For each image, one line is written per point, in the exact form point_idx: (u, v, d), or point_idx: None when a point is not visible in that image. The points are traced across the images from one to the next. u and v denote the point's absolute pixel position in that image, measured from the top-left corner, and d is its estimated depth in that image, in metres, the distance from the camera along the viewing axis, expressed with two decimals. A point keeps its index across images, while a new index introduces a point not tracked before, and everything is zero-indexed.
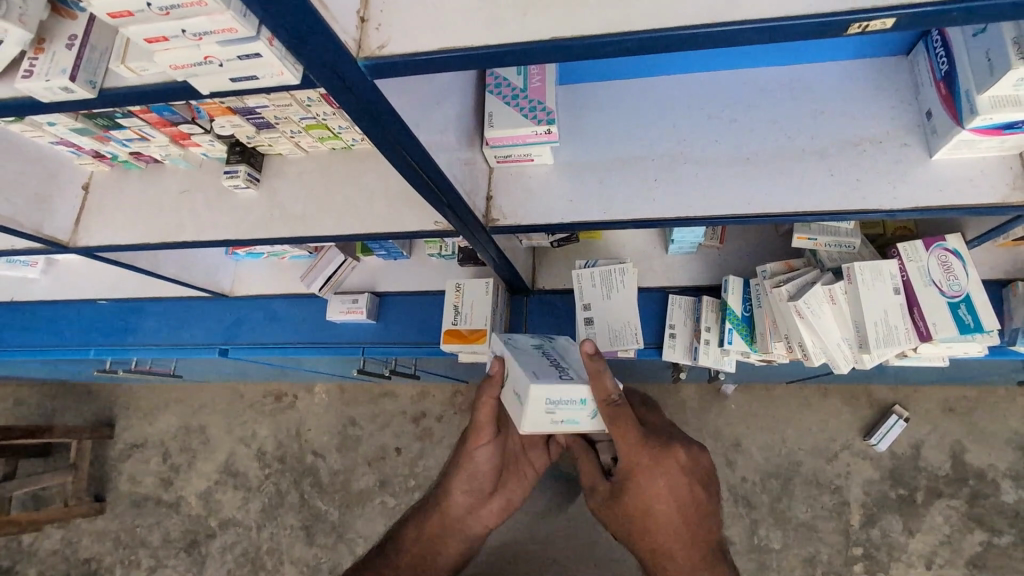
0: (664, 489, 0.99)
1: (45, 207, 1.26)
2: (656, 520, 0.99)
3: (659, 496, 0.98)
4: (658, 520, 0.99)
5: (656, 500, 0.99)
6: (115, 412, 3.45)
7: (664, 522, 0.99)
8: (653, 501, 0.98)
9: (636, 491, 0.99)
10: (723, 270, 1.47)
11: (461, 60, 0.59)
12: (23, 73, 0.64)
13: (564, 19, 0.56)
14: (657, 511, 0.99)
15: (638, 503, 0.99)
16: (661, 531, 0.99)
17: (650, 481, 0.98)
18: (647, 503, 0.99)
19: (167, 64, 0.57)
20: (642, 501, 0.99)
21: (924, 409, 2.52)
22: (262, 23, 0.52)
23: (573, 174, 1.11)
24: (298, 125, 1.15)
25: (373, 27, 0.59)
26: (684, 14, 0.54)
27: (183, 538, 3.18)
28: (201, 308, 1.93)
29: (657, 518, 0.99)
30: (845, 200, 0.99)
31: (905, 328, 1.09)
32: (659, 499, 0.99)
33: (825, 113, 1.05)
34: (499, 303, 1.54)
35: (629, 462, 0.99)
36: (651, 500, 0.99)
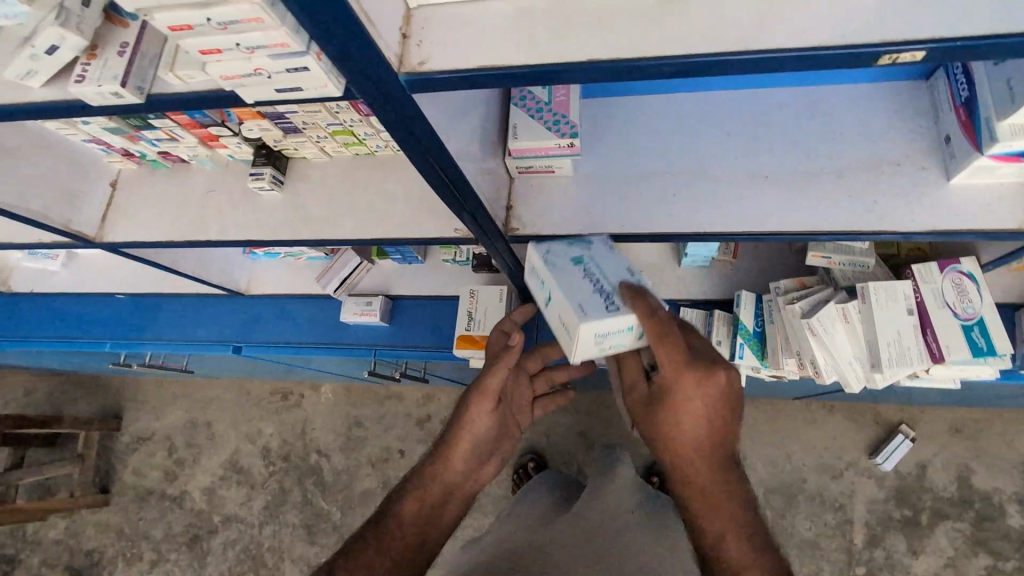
0: (703, 413, 0.92)
1: (73, 203, 1.30)
2: (688, 448, 0.94)
3: (694, 421, 0.92)
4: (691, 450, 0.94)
5: (693, 426, 0.93)
6: (123, 405, 3.48)
7: (697, 452, 0.93)
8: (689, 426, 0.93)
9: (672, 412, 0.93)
10: (735, 285, 1.48)
11: (497, 78, 0.61)
12: (76, 77, 0.68)
13: (599, 41, 0.58)
14: (691, 438, 0.93)
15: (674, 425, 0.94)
16: (693, 464, 0.93)
17: (686, 400, 0.91)
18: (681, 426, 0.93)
19: (218, 74, 0.59)
20: (678, 424, 0.93)
21: (931, 430, 2.51)
22: (313, 39, 0.54)
23: (593, 186, 1.13)
24: (324, 130, 1.17)
25: (414, 43, 0.62)
26: (717, 41, 0.56)
27: (185, 532, 3.20)
28: (216, 305, 1.96)
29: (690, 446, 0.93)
30: (861, 221, 1.00)
31: (918, 349, 1.10)
32: (693, 426, 0.93)
33: (843, 134, 1.06)
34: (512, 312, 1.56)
35: (669, 381, 0.93)
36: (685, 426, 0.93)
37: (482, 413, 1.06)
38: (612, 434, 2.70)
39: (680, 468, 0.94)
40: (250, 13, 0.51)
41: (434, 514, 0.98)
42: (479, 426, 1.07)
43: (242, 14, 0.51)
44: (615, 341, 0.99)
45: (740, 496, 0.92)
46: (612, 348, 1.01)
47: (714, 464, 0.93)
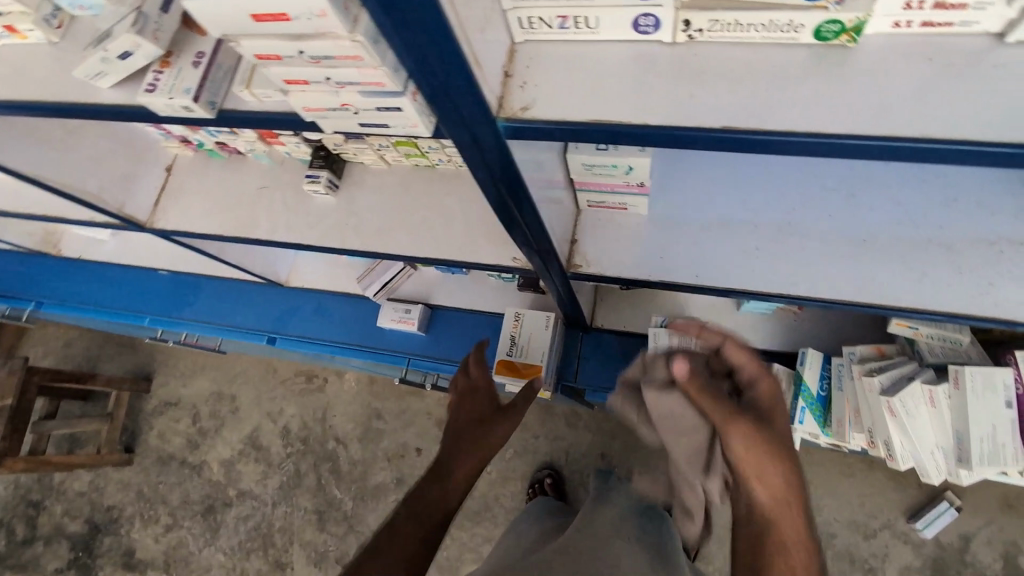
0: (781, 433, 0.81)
1: (129, 186, 1.28)
2: (777, 481, 0.76)
3: (778, 433, 0.80)
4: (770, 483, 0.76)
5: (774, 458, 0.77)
6: (154, 368, 3.54)
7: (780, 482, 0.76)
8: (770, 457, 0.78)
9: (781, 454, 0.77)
10: (799, 339, 1.37)
11: (609, 135, 0.54)
12: (147, 86, 0.64)
13: (736, 106, 0.51)
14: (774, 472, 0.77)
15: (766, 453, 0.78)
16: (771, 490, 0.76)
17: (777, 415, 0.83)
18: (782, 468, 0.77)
19: (300, 105, 0.54)
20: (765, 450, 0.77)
21: (981, 501, 2.31)
22: (411, 80, 0.49)
23: (666, 229, 1.04)
24: (387, 140, 1.11)
25: (518, 84, 0.55)
26: (877, 123, 0.48)
27: (201, 502, 3.24)
28: (254, 292, 1.94)
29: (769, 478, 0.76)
30: (968, 304, 0.89)
31: (1015, 447, 1.00)
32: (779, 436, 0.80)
33: (958, 202, 0.94)
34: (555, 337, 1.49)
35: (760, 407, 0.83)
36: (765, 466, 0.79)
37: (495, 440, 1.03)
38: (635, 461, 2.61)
39: (767, 519, 0.75)
40: (349, 52, 0.45)
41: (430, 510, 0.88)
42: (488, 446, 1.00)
43: (339, 52, 0.46)
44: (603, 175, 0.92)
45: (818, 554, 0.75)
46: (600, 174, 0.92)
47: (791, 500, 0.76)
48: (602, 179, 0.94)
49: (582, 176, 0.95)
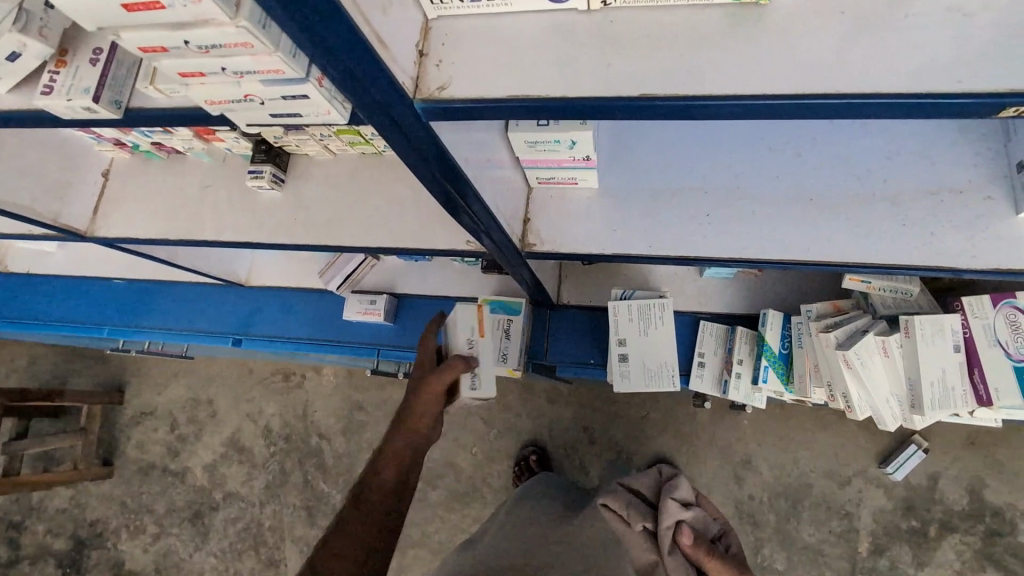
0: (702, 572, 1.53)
1: (63, 194, 1.22)
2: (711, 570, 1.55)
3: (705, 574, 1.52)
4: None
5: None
6: (125, 378, 3.45)
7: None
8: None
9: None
10: (761, 300, 1.39)
11: (528, 110, 0.52)
12: (43, 87, 0.59)
13: (654, 72, 0.50)
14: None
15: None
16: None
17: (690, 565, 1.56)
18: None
19: (201, 98, 0.52)
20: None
21: (947, 441, 2.42)
22: (312, 64, 0.46)
23: (618, 201, 1.03)
24: (328, 129, 1.08)
25: (433, 63, 0.53)
26: (796, 81, 0.47)
27: (187, 508, 3.21)
28: (215, 295, 1.89)
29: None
30: (913, 254, 0.91)
31: (963, 390, 1.03)
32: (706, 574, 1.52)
33: (899, 155, 0.96)
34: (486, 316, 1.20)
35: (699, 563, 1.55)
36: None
37: (432, 424, 1.09)
38: (616, 430, 2.66)
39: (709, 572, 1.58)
40: (237, 39, 0.43)
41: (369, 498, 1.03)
42: (418, 438, 1.07)
43: (227, 39, 0.43)
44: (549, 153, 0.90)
45: None
46: (546, 152, 0.91)
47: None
48: (548, 157, 0.92)
49: (529, 155, 0.93)
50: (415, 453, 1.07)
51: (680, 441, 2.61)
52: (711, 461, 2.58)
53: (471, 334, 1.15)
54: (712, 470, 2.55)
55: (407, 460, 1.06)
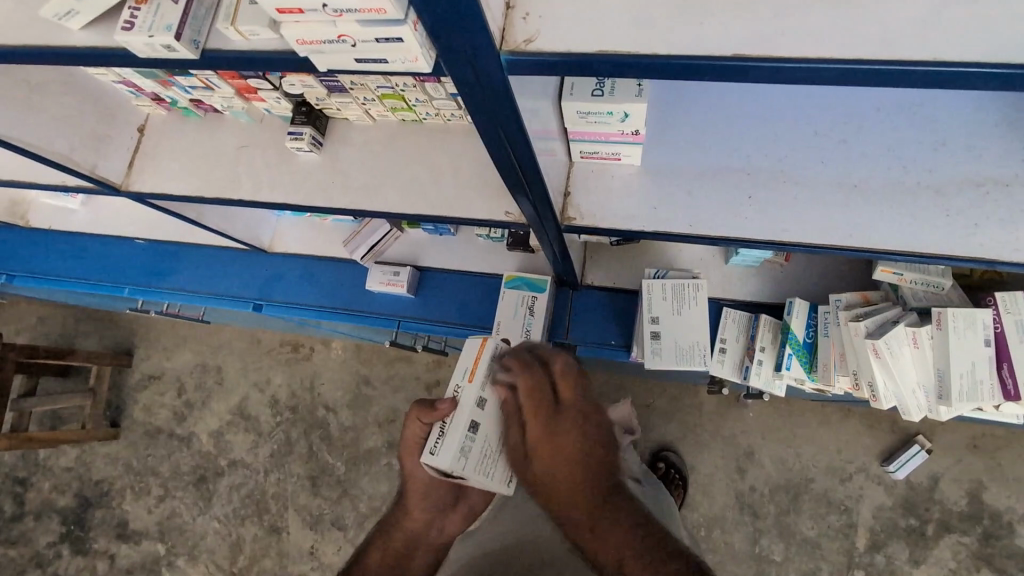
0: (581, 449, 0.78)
1: (101, 147, 1.21)
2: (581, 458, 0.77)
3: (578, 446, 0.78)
4: (565, 468, 0.76)
5: (583, 433, 0.78)
6: (134, 342, 3.46)
7: (577, 456, 0.77)
8: (586, 434, 0.78)
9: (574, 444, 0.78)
10: (786, 290, 1.40)
11: (615, 66, 0.53)
12: (124, 23, 0.61)
13: (742, 32, 0.51)
14: (586, 431, 0.79)
15: (552, 439, 0.78)
16: (561, 457, 0.77)
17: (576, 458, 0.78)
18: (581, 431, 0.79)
19: (293, 38, 0.53)
20: (567, 429, 0.79)
21: (950, 443, 2.44)
22: (413, 8, 0.48)
23: (660, 179, 1.03)
24: (373, 93, 1.07)
25: (520, 16, 0.54)
26: (884, 46, 0.49)
27: (192, 472, 3.24)
28: (237, 260, 1.90)
29: (562, 478, 0.76)
30: (953, 244, 0.92)
31: (991, 383, 1.04)
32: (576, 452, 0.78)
33: (948, 145, 0.95)
34: (494, 372, 1.06)
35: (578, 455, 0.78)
36: (600, 427, 0.80)
37: (427, 501, 0.95)
38: None
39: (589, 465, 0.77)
40: None
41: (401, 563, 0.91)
42: (412, 522, 0.94)
43: None
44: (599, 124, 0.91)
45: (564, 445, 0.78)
46: (595, 123, 0.91)
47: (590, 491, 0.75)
48: (597, 130, 0.93)
49: (576, 126, 0.93)
50: (411, 538, 0.93)
51: (684, 430, 2.64)
52: (715, 452, 2.60)
53: (460, 379, 1.05)
54: (716, 461, 2.58)
55: (401, 546, 0.93)
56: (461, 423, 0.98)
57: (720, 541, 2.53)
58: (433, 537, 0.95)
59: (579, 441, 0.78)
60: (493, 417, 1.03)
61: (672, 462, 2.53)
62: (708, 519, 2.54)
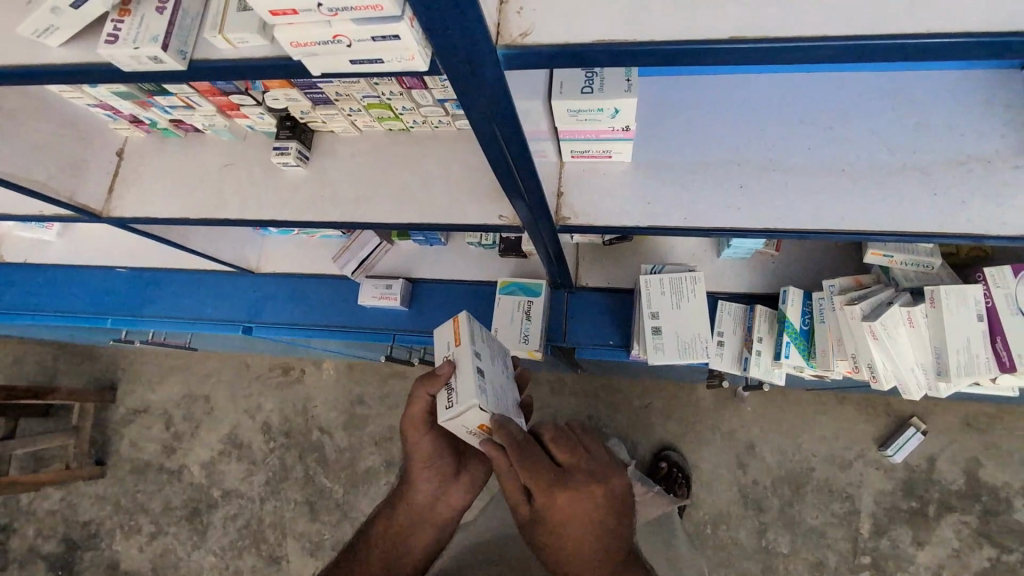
0: (586, 517, 0.84)
1: (79, 172, 1.17)
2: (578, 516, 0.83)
3: (587, 515, 0.84)
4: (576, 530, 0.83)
5: (591, 499, 0.84)
6: (117, 376, 3.37)
7: (584, 527, 0.84)
8: (595, 500, 0.84)
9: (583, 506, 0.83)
10: (779, 279, 1.42)
11: (613, 55, 0.54)
12: (107, 36, 0.60)
13: (736, 16, 0.51)
14: (593, 500, 0.84)
15: (562, 514, 0.83)
16: (571, 526, 0.83)
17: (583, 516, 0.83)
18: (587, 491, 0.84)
19: (286, 40, 0.53)
20: (580, 503, 0.83)
21: (943, 423, 2.48)
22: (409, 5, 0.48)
23: (650, 174, 1.03)
24: (358, 103, 1.07)
25: (513, 11, 0.54)
26: (875, 23, 0.50)
27: (184, 506, 3.15)
28: (223, 282, 1.86)
29: (572, 540, 0.83)
30: (944, 222, 0.93)
31: (987, 357, 1.06)
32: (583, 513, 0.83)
33: (928, 127, 0.97)
34: (477, 329, 1.00)
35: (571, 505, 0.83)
36: (610, 482, 0.86)
37: (430, 477, 0.99)
38: (621, 419, 2.67)
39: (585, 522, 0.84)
40: None
41: (402, 538, 1.00)
42: (417, 496, 1.00)
43: None
44: (590, 122, 0.91)
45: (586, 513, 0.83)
46: (587, 122, 0.91)
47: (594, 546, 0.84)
48: (588, 129, 0.93)
49: (567, 125, 0.92)
50: (416, 510, 1.00)
51: (684, 428, 2.64)
52: (715, 447, 2.60)
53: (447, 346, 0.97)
54: (717, 457, 2.58)
55: (407, 521, 1.01)
56: (467, 373, 0.90)
57: (727, 538, 2.52)
58: (437, 511, 1.01)
59: (591, 509, 0.84)
60: (491, 369, 0.97)
61: (674, 461, 2.53)
62: (713, 516, 2.53)
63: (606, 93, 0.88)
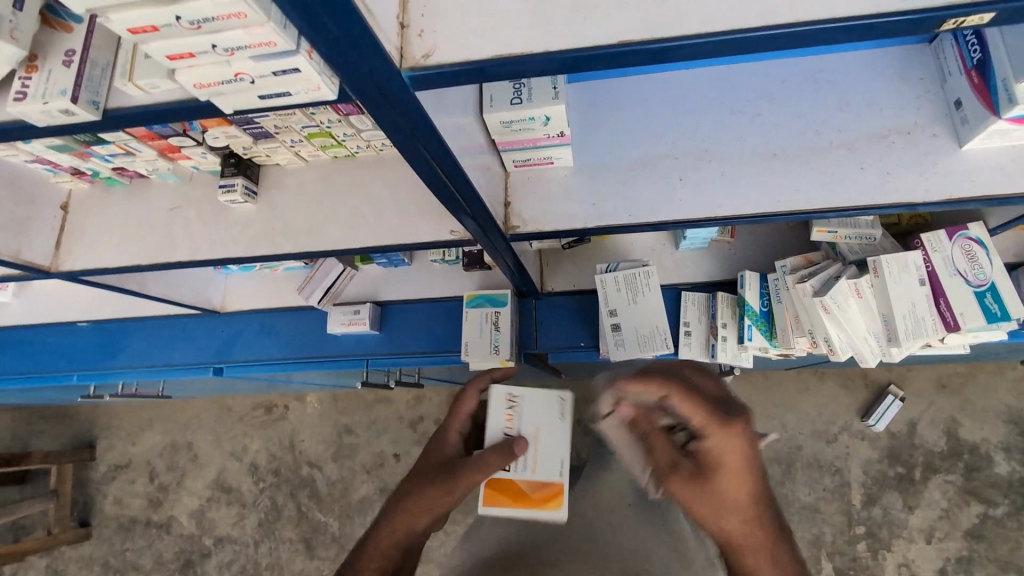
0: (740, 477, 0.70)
1: (23, 230, 1.15)
2: (733, 464, 0.70)
3: (740, 478, 0.70)
4: (738, 506, 0.70)
5: (749, 458, 0.71)
6: (95, 433, 3.28)
7: (743, 494, 0.71)
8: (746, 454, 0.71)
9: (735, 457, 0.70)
10: (737, 265, 1.45)
11: (516, 68, 0.55)
12: (15, 94, 0.62)
13: (627, 22, 0.54)
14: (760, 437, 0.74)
15: (716, 462, 0.70)
16: (737, 475, 0.70)
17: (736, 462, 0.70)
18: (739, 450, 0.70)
19: (190, 82, 0.55)
20: (749, 438, 0.72)
21: (919, 387, 2.54)
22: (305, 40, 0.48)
23: (594, 177, 1.06)
24: (299, 134, 1.08)
25: (415, 34, 0.56)
26: (754, 14, 0.52)
27: (177, 558, 3.06)
28: (189, 326, 1.83)
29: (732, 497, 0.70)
30: (875, 195, 0.96)
31: (933, 318, 1.10)
32: (739, 480, 0.70)
33: (851, 105, 1.02)
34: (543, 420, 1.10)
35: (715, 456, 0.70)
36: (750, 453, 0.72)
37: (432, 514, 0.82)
38: None
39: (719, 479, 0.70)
40: (230, 9, 0.47)
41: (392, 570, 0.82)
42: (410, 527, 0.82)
43: (220, 11, 0.47)
44: (524, 131, 0.93)
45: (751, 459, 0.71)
46: (520, 130, 0.93)
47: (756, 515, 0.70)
48: (525, 137, 0.95)
49: (502, 134, 0.95)
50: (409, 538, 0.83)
51: None
52: None
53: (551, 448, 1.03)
54: None
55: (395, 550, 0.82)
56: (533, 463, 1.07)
57: None
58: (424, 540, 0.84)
59: (744, 463, 0.71)
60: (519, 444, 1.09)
61: None
62: None
63: (535, 102, 0.91)
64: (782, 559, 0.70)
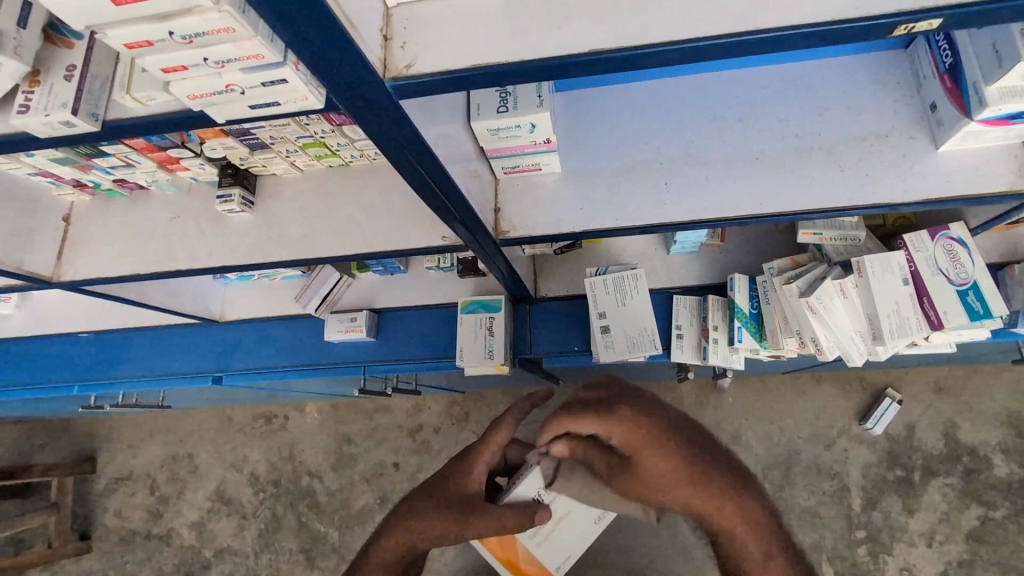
0: (662, 452, 0.79)
1: (25, 241, 1.18)
2: (645, 445, 0.79)
3: (663, 456, 0.78)
4: (672, 478, 0.78)
5: (655, 435, 0.80)
6: (95, 446, 3.28)
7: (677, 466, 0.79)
8: (653, 428, 0.80)
9: (643, 436, 0.80)
10: (727, 268, 1.47)
11: (493, 77, 0.58)
12: (19, 108, 0.65)
13: (599, 32, 0.57)
14: (660, 411, 0.83)
15: (632, 451, 0.80)
16: (651, 453, 0.79)
17: (649, 442, 0.79)
18: (644, 432, 0.80)
19: (184, 93, 0.58)
20: (642, 414, 0.81)
21: (916, 390, 2.55)
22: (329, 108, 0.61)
23: (581, 182, 1.08)
24: (294, 144, 1.11)
25: (398, 45, 0.59)
26: (718, 23, 0.55)
27: (177, 571, 3.05)
28: (188, 335, 1.86)
29: (663, 478, 0.78)
30: (856, 196, 0.98)
31: (917, 317, 1.12)
32: (662, 458, 0.78)
33: (830, 109, 1.05)
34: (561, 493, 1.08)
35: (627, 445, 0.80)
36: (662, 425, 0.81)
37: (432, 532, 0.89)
38: None
39: (635, 461, 0.80)
40: (219, 25, 0.50)
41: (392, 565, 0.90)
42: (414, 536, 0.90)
43: (210, 26, 0.50)
44: (511, 139, 0.96)
45: (663, 433, 0.80)
46: (507, 138, 0.96)
47: (694, 485, 0.77)
48: (512, 144, 0.98)
49: (490, 142, 0.98)
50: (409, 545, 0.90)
51: None
52: None
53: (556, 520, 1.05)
54: None
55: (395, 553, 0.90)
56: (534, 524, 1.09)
57: None
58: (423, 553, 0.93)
59: (658, 439, 0.79)
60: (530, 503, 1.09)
61: None
62: None
63: (521, 111, 0.94)
64: (737, 507, 0.77)
